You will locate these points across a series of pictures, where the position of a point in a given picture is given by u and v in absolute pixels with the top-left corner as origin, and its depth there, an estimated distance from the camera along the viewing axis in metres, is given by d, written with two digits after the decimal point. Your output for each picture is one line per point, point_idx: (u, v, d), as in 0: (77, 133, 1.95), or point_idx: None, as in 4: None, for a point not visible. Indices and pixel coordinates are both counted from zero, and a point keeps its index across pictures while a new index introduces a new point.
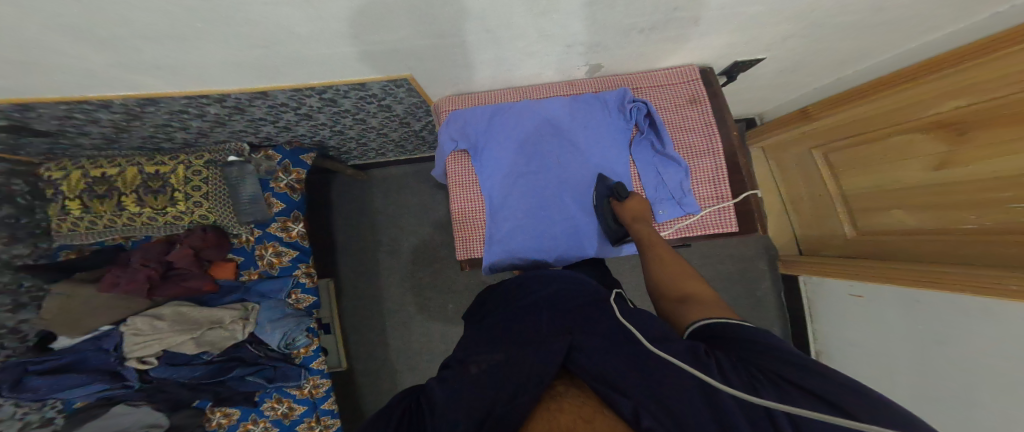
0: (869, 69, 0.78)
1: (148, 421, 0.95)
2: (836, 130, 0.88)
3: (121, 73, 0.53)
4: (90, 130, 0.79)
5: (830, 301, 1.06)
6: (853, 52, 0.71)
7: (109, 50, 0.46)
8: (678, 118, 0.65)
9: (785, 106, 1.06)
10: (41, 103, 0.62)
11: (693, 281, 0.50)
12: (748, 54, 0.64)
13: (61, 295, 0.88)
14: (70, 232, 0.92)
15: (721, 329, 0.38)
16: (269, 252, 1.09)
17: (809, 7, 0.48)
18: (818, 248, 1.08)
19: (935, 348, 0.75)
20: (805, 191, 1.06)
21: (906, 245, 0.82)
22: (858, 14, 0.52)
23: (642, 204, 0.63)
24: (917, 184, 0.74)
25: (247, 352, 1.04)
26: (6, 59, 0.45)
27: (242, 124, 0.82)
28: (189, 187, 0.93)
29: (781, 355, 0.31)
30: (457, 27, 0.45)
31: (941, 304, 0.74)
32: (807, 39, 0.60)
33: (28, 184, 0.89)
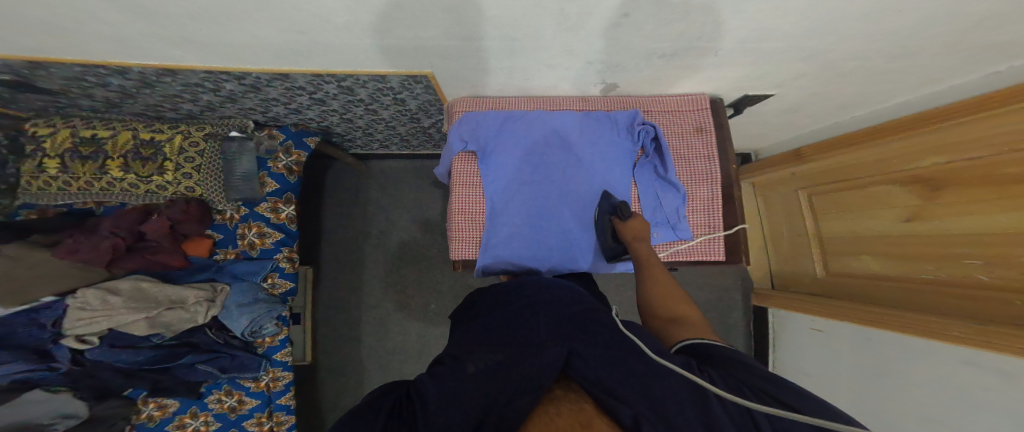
0: (865, 116, 0.84)
1: (63, 411, 0.87)
2: (822, 174, 0.95)
3: (148, 42, 0.53)
4: (95, 93, 0.77)
5: (796, 335, 1.12)
6: (848, 100, 0.76)
7: (140, 17, 0.46)
8: (683, 145, 0.68)
9: (782, 144, 1.14)
10: (56, 63, 0.62)
11: (685, 305, 0.51)
12: (760, 89, 0.68)
13: (8, 259, 0.80)
14: (40, 192, 0.87)
15: (704, 348, 0.41)
16: (252, 232, 1.06)
17: (818, 50, 0.52)
18: (789, 284, 1.13)
19: (877, 380, 0.82)
20: (785, 228, 1.11)
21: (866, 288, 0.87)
22: (860, 60, 0.56)
23: (643, 225, 0.64)
24: (888, 233, 0.79)
25: (202, 337, 0.98)
26: (36, 16, 0.45)
27: (254, 103, 0.81)
28: (182, 158, 0.92)
29: (757, 368, 0.35)
30: (487, 33, 0.47)
31: (891, 343, 0.80)
32: (812, 80, 0.64)
33: (7, 137, 0.84)
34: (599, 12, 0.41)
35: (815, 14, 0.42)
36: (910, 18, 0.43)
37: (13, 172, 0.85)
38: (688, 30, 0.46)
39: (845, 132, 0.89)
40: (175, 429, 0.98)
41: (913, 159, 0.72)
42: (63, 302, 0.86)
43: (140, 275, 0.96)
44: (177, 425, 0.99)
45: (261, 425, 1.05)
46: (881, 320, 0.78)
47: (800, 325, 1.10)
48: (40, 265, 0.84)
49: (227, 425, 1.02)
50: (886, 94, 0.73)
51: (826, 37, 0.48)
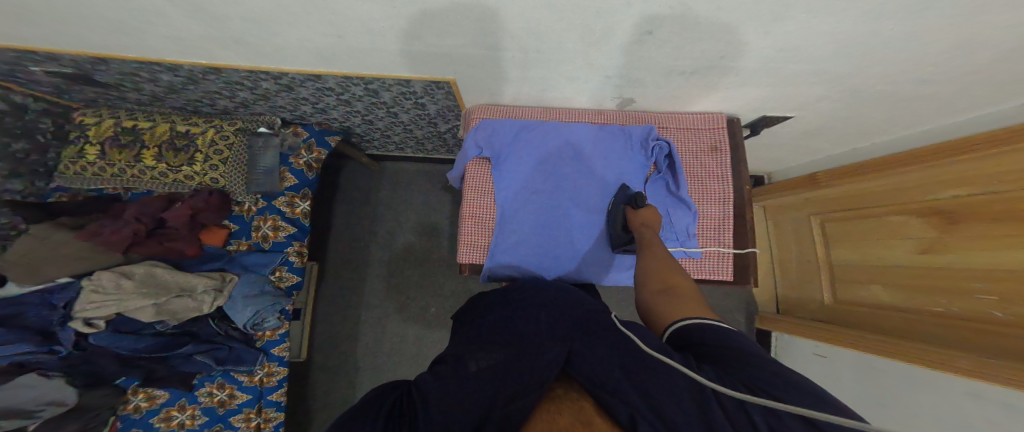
0: (886, 144, 0.84)
1: (51, 397, 0.85)
2: (834, 200, 0.94)
3: (199, 41, 0.58)
4: (144, 87, 0.83)
5: (796, 360, 1.09)
6: (867, 126, 0.76)
7: (198, 18, 0.50)
8: (697, 164, 0.69)
9: (798, 169, 1.13)
10: (116, 59, 0.67)
11: (677, 275, 0.52)
12: (778, 111, 0.68)
13: (33, 236, 0.85)
14: (74, 176, 0.94)
15: (703, 334, 0.39)
16: (267, 225, 1.09)
17: (841, 74, 0.53)
18: (794, 309, 1.10)
19: (876, 409, 0.80)
20: (795, 253, 1.09)
21: (876, 319, 0.84)
22: (882, 86, 0.56)
23: (655, 215, 0.64)
24: (902, 264, 0.78)
25: (204, 327, 1.01)
26: (104, 11, 0.50)
27: (285, 101, 0.85)
28: (211, 150, 0.97)
29: (759, 361, 0.34)
30: (512, 44, 0.49)
31: (893, 373, 0.78)
32: (833, 104, 0.65)
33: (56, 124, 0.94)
34: (623, 27, 0.43)
35: (837, 37, 0.43)
36: (932, 45, 0.44)
37: (53, 157, 0.93)
38: (713, 48, 0.47)
39: (866, 158, 0.88)
40: (160, 422, 0.98)
41: (932, 192, 0.72)
42: (78, 283, 0.90)
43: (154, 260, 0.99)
44: (162, 418, 0.98)
45: (250, 421, 1.04)
46: (884, 350, 0.76)
47: (803, 350, 1.07)
48: (64, 245, 0.87)
49: (213, 420, 1.02)
50: (906, 122, 0.73)
51: (845, 61, 0.49)
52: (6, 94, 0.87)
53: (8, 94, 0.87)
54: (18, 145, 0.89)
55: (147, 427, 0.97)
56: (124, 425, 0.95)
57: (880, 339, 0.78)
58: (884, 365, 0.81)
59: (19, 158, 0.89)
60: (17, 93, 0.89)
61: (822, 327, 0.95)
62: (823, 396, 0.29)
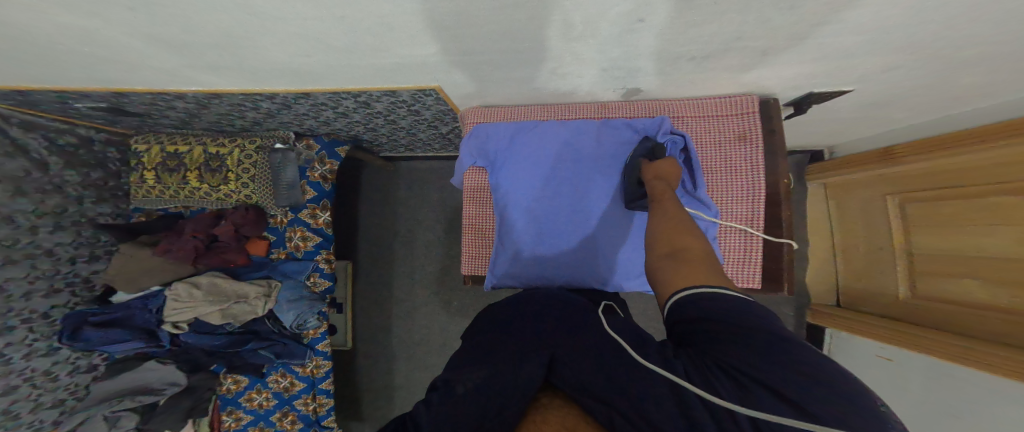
0: (987, 111, 0.67)
1: (169, 378, 1.02)
2: (929, 176, 0.77)
3: (192, 73, 0.59)
4: (169, 114, 0.89)
5: (853, 357, 0.97)
6: (956, 93, 0.60)
7: (179, 53, 0.51)
8: (720, 155, 0.60)
9: (861, 143, 0.97)
10: (134, 93, 0.72)
11: (691, 238, 0.42)
12: (825, 87, 0.56)
13: (124, 254, 1.00)
14: (145, 196, 1.05)
15: (690, 304, 0.33)
16: (296, 236, 1.14)
17: (909, 43, 0.41)
18: (858, 303, 0.96)
19: (948, 421, 0.69)
20: (863, 240, 0.94)
21: (961, 319, 0.70)
22: (967, 51, 0.43)
23: (674, 167, 0.53)
24: (1000, 255, 0.63)
25: (262, 326, 1.08)
26: (102, 57, 0.53)
27: (289, 117, 0.87)
28: (240, 169, 1.01)
29: (742, 332, 0.28)
30: (487, 43, 0.45)
31: (972, 383, 0.66)
32: (897, 75, 0.52)
33: (120, 153, 1.09)
34: (605, 18, 0.37)
35: (892, 7, 0.33)
36: None
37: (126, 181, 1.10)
38: (725, 31, 0.39)
39: (965, 128, 0.71)
40: (246, 401, 1.15)
41: None
42: (163, 291, 1.03)
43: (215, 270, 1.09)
44: (247, 398, 1.15)
45: (308, 405, 1.15)
46: (965, 357, 0.64)
47: (863, 350, 0.93)
48: (145, 260, 1.00)
49: (282, 402, 1.14)
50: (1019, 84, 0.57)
51: (912, 28, 0.38)
52: (74, 129, 0.96)
53: (74, 128, 0.95)
54: (99, 175, 1.04)
55: (237, 405, 1.15)
56: (222, 403, 1.15)
57: (961, 342, 0.66)
58: (962, 373, 0.68)
59: (99, 185, 1.04)
60: (85, 126, 0.97)
61: (894, 327, 0.81)
62: (815, 362, 0.25)
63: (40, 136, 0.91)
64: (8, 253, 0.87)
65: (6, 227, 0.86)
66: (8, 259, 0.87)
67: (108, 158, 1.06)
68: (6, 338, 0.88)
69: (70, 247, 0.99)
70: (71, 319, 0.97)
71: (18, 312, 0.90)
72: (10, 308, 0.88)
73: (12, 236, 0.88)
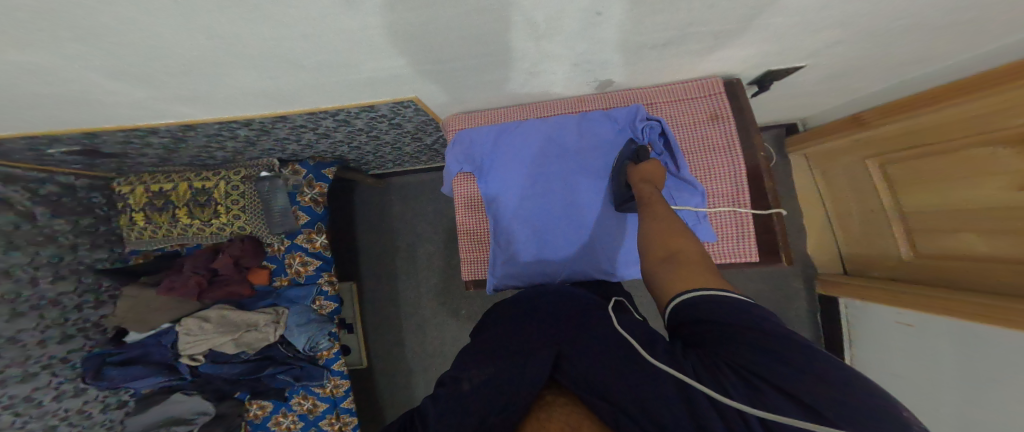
0: (944, 72, 0.70)
1: (199, 408, 1.03)
2: (897, 138, 0.80)
3: (161, 105, 0.58)
4: (146, 151, 0.88)
5: (875, 328, 0.95)
6: (909, 57, 0.63)
7: (145, 85, 0.50)
8: (697, 135, 0.62)
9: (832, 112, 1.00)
10: (104, 132, 0.71)
11: (684, 240, 0.44)
12: (781, 64, 0.59)
13: (130, 297, 1.02)
14: (138, 240, 1.05)
15: (698, 308, 0.34)
16: (296, 261, 1.11)
17: (854, 14, 0.43)
18: (866, 269, 0.98)
19: (987, 387, 0.65)
20: (855, 205, 0.97)
21: (974, 275, 0.71)
22: (908, 19, 0.46)
23: (659, 169, 0.55)
24: (993, 206, 0.64)
25: (277, 351, 1.07)
26: (68, 98, 0.52)
27: (269, 143, 0.87)
28: (229, 200, 1.01)
29: (757, 338, 0.29)
30: (459, 50, 0.46)
31: (1001, 342, 0.63)
32: (850, 46, 0.54)
33: (105, 196, 1.06)
34: (569, 15, 0.38)
35: None
36: None
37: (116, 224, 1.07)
38: (681, 17, 0.40)
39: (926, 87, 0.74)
40: (274, 426, 1.12)
41: (1015, 116, 0.57)
42: (173, 328, 1.02)
43: (223, 303, 1.08)
44: (274, 423, 1.12)
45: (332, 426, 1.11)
46: (983, 314, 0.65)
47: (882, 318, 0.93)
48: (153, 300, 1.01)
49: (308, 424, 1.11)
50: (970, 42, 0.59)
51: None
52: (54, 177, 0.94)
53: (53, 176, 0.93)
54: (86, 221, 1.01)
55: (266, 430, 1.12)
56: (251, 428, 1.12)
57: (976, 299, 0.67)
58: (988, 333, 0.66)
59: (90, 231, 1.02)
60: (63, 172, 0.95)
61: (909, 290, 0.82)
62: (814, 356, 0.27)
63: (22, 189, 0.89)
64: (12, 307, 0.87)
65: (6, 281, 0.86)
66: (13, 312, 0.87)
67: (94, 203, 1.03)
68: (32, 383, 0.90)
69: (75, 295, 0.99)
70: (91, 361, 0.99)
71: (37, 359, 0.91)
72: (29, 356, 0.90)
73: (12, 291, 0.88)
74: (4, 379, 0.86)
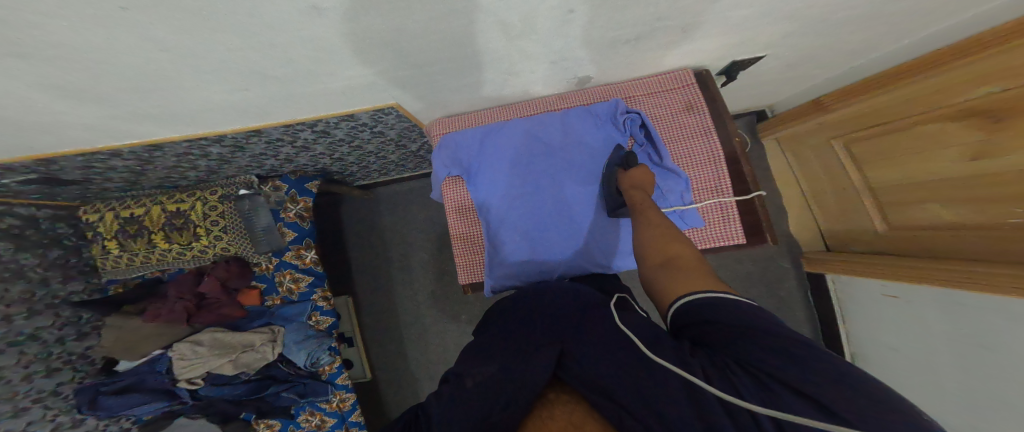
0: (888, 58, 0.75)
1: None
2: (854, 119, 0.84)
3: (120, 124, 0.56)
4: (112, 175, 0.85)
5: (864, 303, 0.98)
6: (863, 45, 0.67)
7: (101, 103, 0.48)
8: (675, 127, 0.63)
9: (795, 99, 1.03)
10: (62, 158, 0.68)
11: (679, 244, 0.45)
12: (746, 55, 0.61)
13: (114, 326, 0.97)
14: (115, 268, 1.01)
15: (704, 310, 0.35)
16: (287, 278, 1.09)
17: (808, 5, 0.45)
18: (846, 243, 1.02)
19: (982, 354, 0.67)
20: (827, 183, 1.00)
21: (943, 242, 0.75)
22: (855, 9, 0.49)
23: (647, 175, 0.57)
24: (951, 176, 0.68)
25: (278, 370, 1.05)
26: (20, 121, 0.50)
27: (246, 160, 0.85)
28: (208, 222, 0.97)
29: (771, 341, 0.29)
30: (432, 54, 0.45)
31: (987, 308, 0.66)
32: (808, 36, 0.57)
33: (72, 226, 1.01)
34: (540, 14, 0.38)
35: None
36: None
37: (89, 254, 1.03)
38: (647, 12, 0.41)
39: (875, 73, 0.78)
40: None
41: (976, 87, 0.59)
42: (168, 352, 0.98)
43: (215, 326, 1.05)
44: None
45: None
46: (961, 280, 0.68)
47: (870, 294, 0.95)
48: (140, 328, 0.98)
49: None
50: (924, 22, 0.61)
51: None
52: (14, 209, 0.88)
53: (13, 209, 0.87)
54: (55, 253, 0.97)
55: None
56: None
57: (951, 266, 0.71)
58: (972, 300, 0.68)
59: (62, 263, 0.98)
60: (23, 204, 0.89)
61: (888, 263, 0.86)
62: (841, 366, 0.26)
63: None
64: None
65: None
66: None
67: (62, 234, 0.98)
68: (24, 418, 0.87)
69: (54, 328, 0.95)
70: (85, 393, 0.94)
71: (25, 395, 0.88)
72: (16, 392, 0.86)
73: None
74: None
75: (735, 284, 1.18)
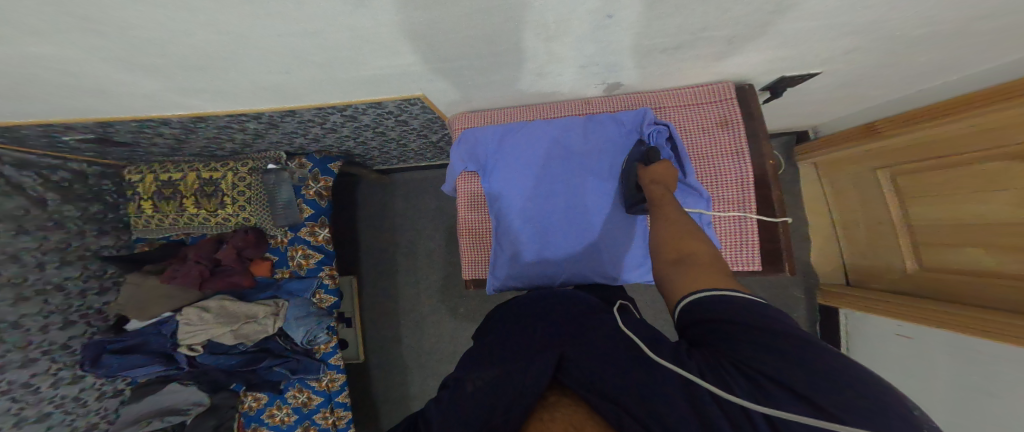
0: (963, 81, 0.70)
1: (194, 399, 1.03)
2: (915, 148, 0.79)
3: (172, 97, 0.59)
4: (158, 141, 0.89)
5: (875, 340, 0.94)
6: (926, 67, 0.63)
7: (152, 76, 0.50)
8: (701, 141, 0.62)
9: (843, 120, 0.99)
10: (117, 122, 0.72)
11: (695, 242, 0.43)
12: (798, 70, 0.59)
13: (134, 284, 1.01)
14: (146, 226, 1.06)
15: (701, 309, 0.33)
16: (298, 254, 1.12)
17: (868, 23, 0.43)
18: (866, 280, 0.97)
19: (984, 400, 0.65)
20: (860, 215, 0.96)
21: (971, 288, 0.71)
22: (912, 30, 0.46)
23: (669, 171, 0.55)
24: (998, 220, 0.64)
25: (275, 344, 1.07)
26: (82, 87, 0.52)
27: (278, 136, 0.87)
28: (236, 192, 1.01)
29: (765, 336, 0.28)
30: (465, 49, 0.46)
31: (1003, 364, 0.62)
32: (855, 56, 0.54)
33: (115, 184, 1.08)
34: (578, 18, 0.38)
35: None
36: None
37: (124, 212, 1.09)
38: (691, 22, 0.40)
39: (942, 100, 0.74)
40: (268, 417, 1.12)
41: None
42: (174, 316, 1.02)
43: (222, 294, 1.08)
44: (268, 415, 1.12)
45: (326, 420, 1.11)
46: (982, 327, 0.64)
47: (883, 330, 0.92)
48: (155, 289, 1.01)
49: (302, 417, 1.11)
50: (984, 53, 0.58)
51: (862, 10, 0.40)
52: (65, 164, 0.95)
53: (66, 164, 0.95)
54: (96, 208, 1.03)
55: (261, 422, 1.12)
56: (246, 420, 1.12)
57: (971, 313, 0.67)
58: (991, 351, 0.65)
59: (99, 218, 1.04)
60: (75, 160, 0.97)
61: (909, 303, 0.81)
62: (840, 362, 0.25)
63: (33, 174, 0.90)
64: (18, 291, 0.88)
65: (14, 266, 0.87)
66: (19, 296, 0.88)
67: (104, 191, 1.05)
68: (31, 369, 0.90)
69: (79, 280, 1.00)
70: (91, 348, 0.98)
71: (37, 345, 0.91)
72: (29, 341, 0.90)
73: (17, 275, 0.88)
74: (2, 365, 0.85)
75: None
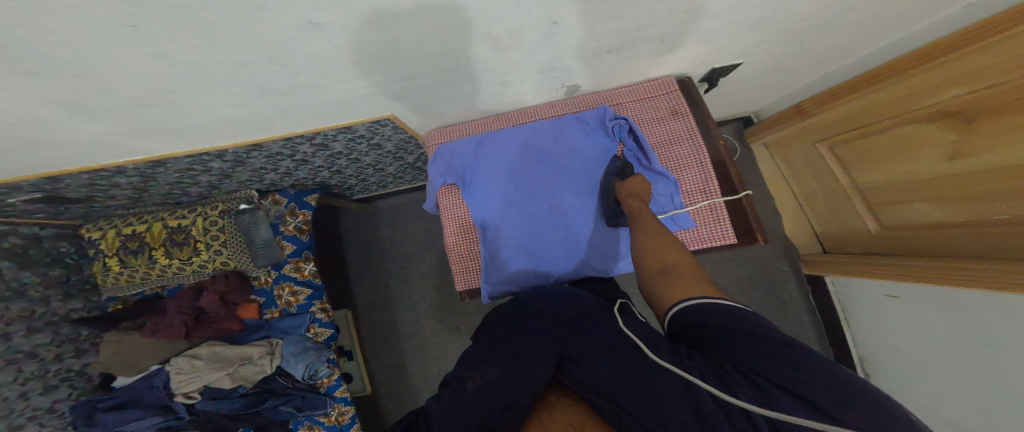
0: (857, 63, 0.79)
1: None
2: (842, 120, 0.85)
3: (124, 140, 0.57)
4: (116, 192, 0.85)
5: (865, 302, 0.97)
6: (852, 40, 0.68)
7: (101, 118, 0.48)
8: (661, 131, 0.64)
9: (776, 106, 1.07)
10: (67, 175, 0.69)
11: (676, 252, 0.46)
12: (724, 61, 0.63)
13: (114, 341, 0.96)
14: (115, 285, 1.00)
15: (698, 313, 0.35)
16: (286, 292, 1.08)
17: (780, 10, 0.47)
18: (840, 245, 1.02)
19: (990, 353, 0.66)
20: (818, 184, 1.01)
21: (930, 240, 0.76)
22: (828, 13, 0.51)
23: (644, 184, 0.59)
24: (930, 176, 0.70)
25: (276, 384, 1.04)
26: (27, 139, 0.50)
27: (247, 174, 0.86)
28: (208, 237, 0.98)
29: (767, 345, 0.29)
30: (425, 66, 0.46)
31: (988, 308, 0.65)
32: (785, 40, 0.59)
33: (74, 244, 1.00)
34: (527, 25, 0.39)
35: None
36: None
37: (89, 273, 1.03)
38: (630, 21, 0.43)
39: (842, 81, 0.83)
40: None
41: (962, 84, 0.60)
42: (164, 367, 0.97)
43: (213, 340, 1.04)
44: None
45: None
46: (959, 276, 0.68)
47: (870, 290, 0.95)
48: (137, 344, 0.97)
49: None
50: (902, 21, 0.63)
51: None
52: (16, 230, 0.87)
53: (16, 229, 0.87)
54: (57, 272, 0.96)
55: None
56: None
57: (943, 265, 0.72)
58: (973, 299, 0.68)
59: (62, 282, 0.97)
60: (26, 224, 0.89)
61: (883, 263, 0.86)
62: (831, 368, 0.27)
63: None
64: None
65: None
66: None
67: (63, 252, 0.98)
68: None
69: (53, 344, 0.95)
70: (80, 409, 0.95)
71: (21, 411, 0.89)
72: (11, 410, 0.87)
73: None
74: None
75: (734, 287, 1.18)
